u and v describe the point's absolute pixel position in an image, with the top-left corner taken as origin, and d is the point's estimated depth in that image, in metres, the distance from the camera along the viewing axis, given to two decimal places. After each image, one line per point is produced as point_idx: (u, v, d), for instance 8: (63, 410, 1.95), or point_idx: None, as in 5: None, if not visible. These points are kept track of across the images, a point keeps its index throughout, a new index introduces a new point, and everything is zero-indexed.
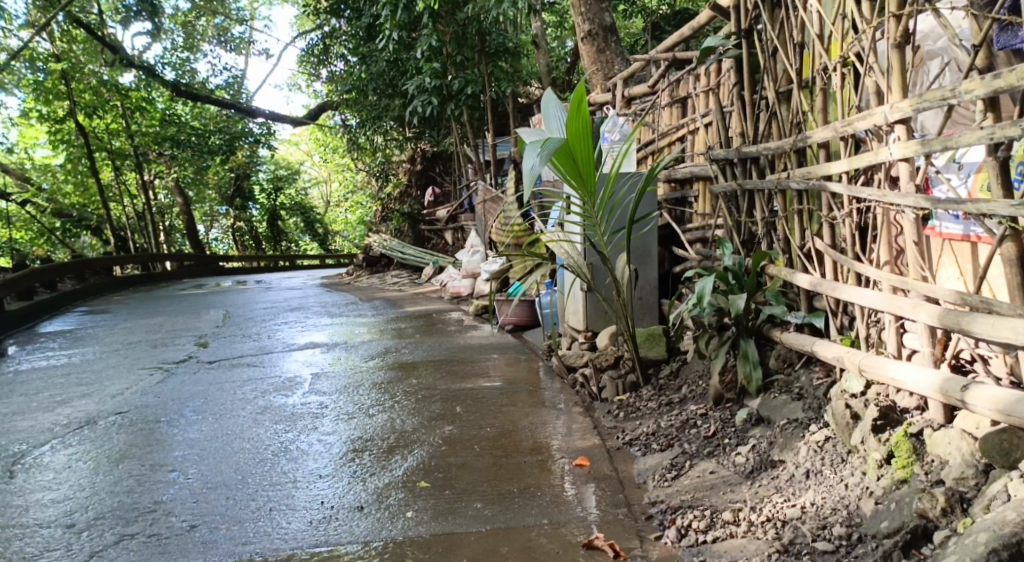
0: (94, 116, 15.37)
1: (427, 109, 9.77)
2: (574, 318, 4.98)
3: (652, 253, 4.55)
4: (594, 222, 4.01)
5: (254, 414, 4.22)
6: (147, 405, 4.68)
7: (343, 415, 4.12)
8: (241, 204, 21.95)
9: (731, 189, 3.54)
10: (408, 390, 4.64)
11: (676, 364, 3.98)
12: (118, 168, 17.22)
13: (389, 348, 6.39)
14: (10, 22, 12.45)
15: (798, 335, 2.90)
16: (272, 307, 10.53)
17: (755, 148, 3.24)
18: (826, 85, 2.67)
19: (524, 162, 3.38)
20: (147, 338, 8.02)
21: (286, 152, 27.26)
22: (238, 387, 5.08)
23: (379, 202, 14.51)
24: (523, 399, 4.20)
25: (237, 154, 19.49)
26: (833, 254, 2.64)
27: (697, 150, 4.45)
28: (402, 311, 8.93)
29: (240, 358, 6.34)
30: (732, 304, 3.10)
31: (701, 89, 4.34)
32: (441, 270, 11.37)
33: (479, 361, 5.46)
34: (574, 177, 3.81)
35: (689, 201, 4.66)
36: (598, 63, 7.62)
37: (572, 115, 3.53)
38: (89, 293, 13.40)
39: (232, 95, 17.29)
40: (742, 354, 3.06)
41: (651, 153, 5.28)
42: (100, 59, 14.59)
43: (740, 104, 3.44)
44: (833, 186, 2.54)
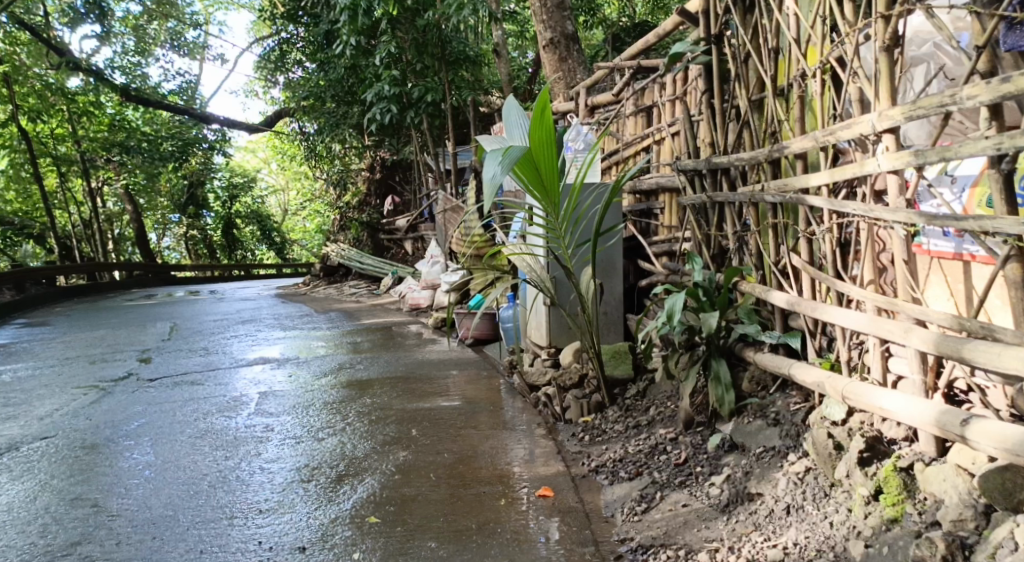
0: (39, 120, 14.81)
1: (386, 117, 9.52)
2: (536, 333, 4.79)
3: (617, 266, 4.39)
4: (558, 234, 3.83)
5: (194, 438, 3.95)
6: (79, 428, 4.37)
7: (290, 438, 3.86)
8: (195, 212, 21.39)
9: (700, 202, 3.39)
10: (362, 410, 4.39)
11: (643, 383, 3.81)
12: (65, 174, 16.65)
13: (343, 364, 6.14)
14: None
15: (772, 356, 2.75)
16: (223, 319, 10.16)
17: (727, 159, 3.09)
18: (803, 92, 2.54)
19: (485, 170, 3.18)
20: (87, 353, 7.64)
21: (242, 159, 26.66)
22: (179, 407, 4.78)
23: (338, 211, 14.20)
24: (483, 420, 3.99)
25: (191, 161, 18.97)
26: (811, 271, 2.49)
27: (663, 161, 4.30)
28: (359, 323, 8.65)
29: (185, 374, 6.02)
30: (703, 323, 2.93)
31: (668, 98, 4.19)
32: (400, 281, 11.10)
33: (437, 378, 5.23)
34: (538, 188, 3.63)
35: (655, 213, 4.52)
36: (560, 71, 7.47)
37: (536, 122, 3.34)
38: (31, 304, 12.86)
39: (186, 100, 16.82)
40: (713, 376, 2.89)
41: (615, 163, 5.12)
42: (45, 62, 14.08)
43: (710, 112, 3.30)
44: (813, 199, 2.39)
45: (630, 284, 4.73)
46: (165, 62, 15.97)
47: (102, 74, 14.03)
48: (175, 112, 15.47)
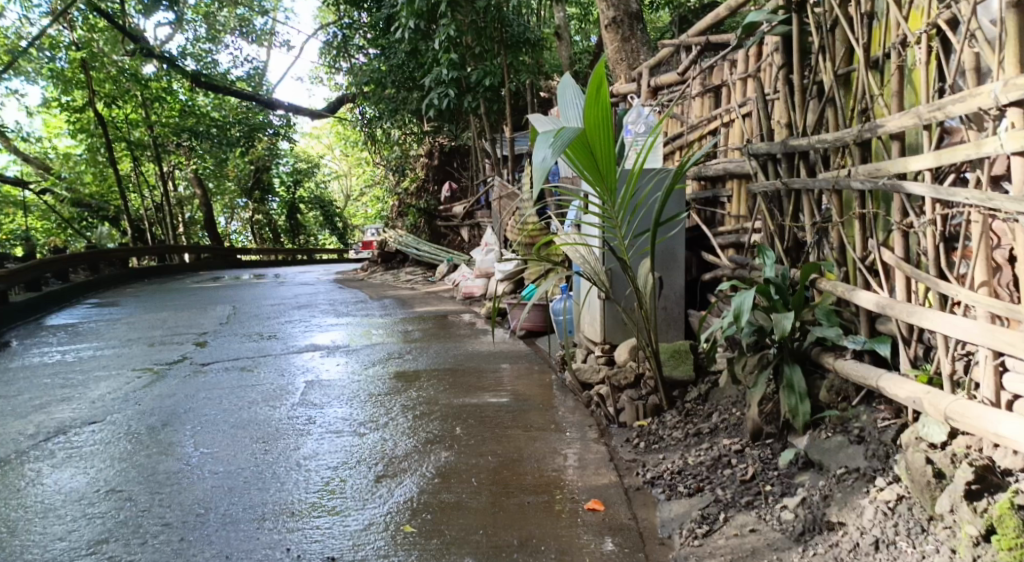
0: (114, 106, 15.16)
1: (444, 102, 9.36)
2: (590, 329, 4.54)
3: (678, 258, 4.10)
4: (614, 223, 3.56)
5: (236, 428, 3.83)
6: (127, 413, 4.31)
7: (332, 431, 3.71)
8: (260, 197, 21.74)
9: (774, 189, 3.07)
10: (408, 404, 4.21)
11: (705, 385, 3.52)
12: (138, 158, 17.11)
13: (393, 353, 5.99)
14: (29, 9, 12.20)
15: (855, 363, 2.44)
16: (281, 303, 10.18)
17: (806, 139, 2.77)
18: (903, 64, 2.23)
19: (534, 153, 2.93)
20: (147, 335, 7.69)
21: (306, 144, 26.95)
22: (226, 393, 4.69)
23: (397, 197, 14.12)
24: (531, 419, 3.76)
25: (257, 147, 19.21)
26: (907, 269, 2.18)
27: (732, 144, 3.98)
28: (412, 311, 8.51)
29: (237, 360, 5.95)
30: (776, 325, 2.62)
31: (739, 75, 3.87)
32: (456, 268, 10.95)
33: (488, 371, 5.02)
34: (592, 174, 3.36)
35: (721, 201, 4.20)
36: (623, 51, 7.14)
37: (591, 101, 3.07)
38: (102, 284, 13.17)
39: (254, 87, 16.98)
40: (785, 383, 2.61)
41: (678, 148, 4.81)
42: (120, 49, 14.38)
43: (787, 90, 2.98)
44: (913, 186, 2.09)
45: (692, 278, 4.42)
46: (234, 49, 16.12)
47: (173, 60, 14.27)
48: (242, 98, 15.61)
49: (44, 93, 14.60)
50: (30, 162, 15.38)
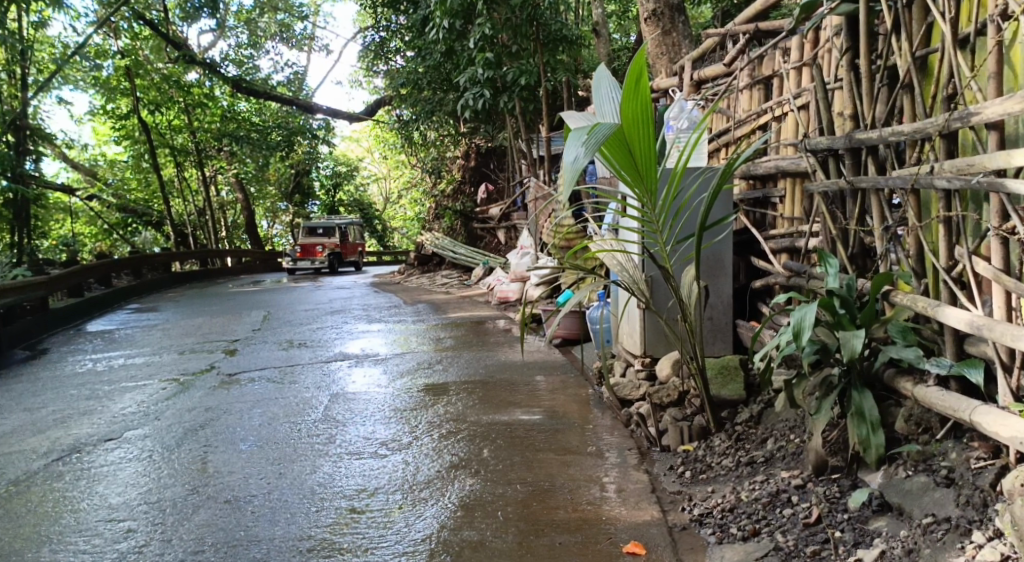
0: (158, 112, 15.46)
1: (478, 103, 9.10)
2: (629, 340, 4.22)
3: (725, 265, 3.78)
4: (654, 228, 3.25)
5: (255, 447, 3.61)
6: (146, 429, 4.12)
7: (352, 451, 3.47)
8: (300, 201, 21.80)
9: (836, 188, 2.76)
10: (436, 421, 3.95)
11: (757, 405, 3.20)
12: (180, 163, 17.28)
13: (425, 362, 5.75)
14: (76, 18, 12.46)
15: (940, 391, 2.12)
16: (315, 308, 10.02)
17: (876, 131, 2.43)
18: (1003, 42, 1.90)
19: (565, 152, 2.64)
20: (180, 342, 7.57)
21: (346, 148, 27.01)
22: (248, 406, 4.49)
23: (433, 199, 13.93)
24: (567, 440, 3.47)
25: (297, 152, 19.21)
26: (1008, 282, 1.86)
27: (785, 139, 3.65)
28: (446, 317, 8.26)
29: (265, 370, 5.76)
30: (845, 344, 2.28)
31: (795, 64, 3.55)
32: (491, 271, 10.67)
33: (521, 384, 4.73)
34: (630, 175, 3.06)
35: (772, 202, 3.86)
36: (664, 45, 6.80)
37: (629, 94, 2.77)
38: (145, 289, 13.22)
39: (294, 91, 16.91)
40: (855, 410, 2.29)
41: (724, 145, 4.46)
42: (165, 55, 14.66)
43: (851, 78, 2.67)
44: (1018, 185, 1.76)
45: (740, 285, 4.08)
46: (275, 55, 16.07)
47: (214, 65, 14.29)
48: (282, 103, 15.50)
49: (91, 101, 14.83)
50: (79, 168, 15.58)
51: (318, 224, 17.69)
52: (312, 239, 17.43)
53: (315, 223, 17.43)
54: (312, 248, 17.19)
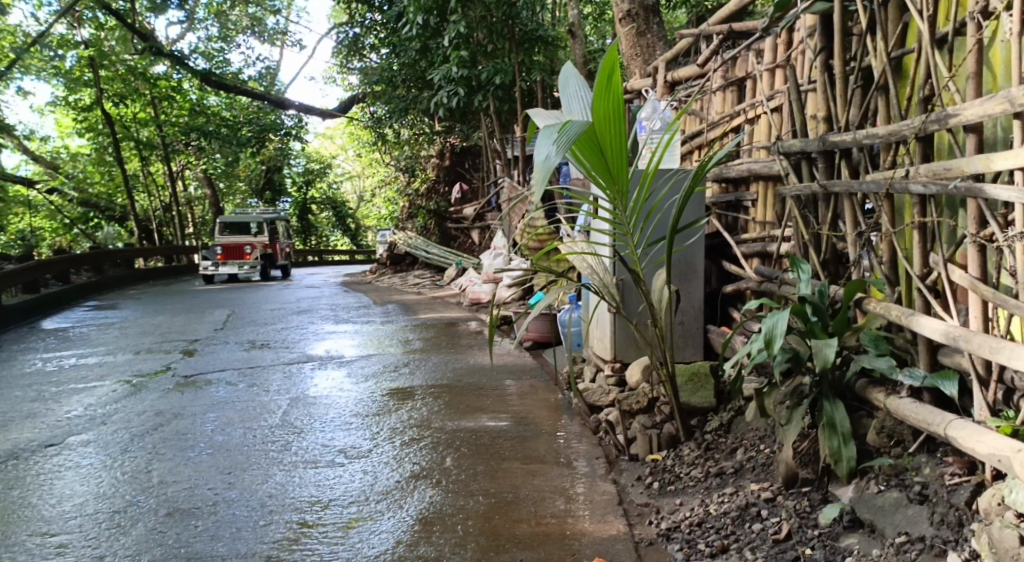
0: (122, 104, 15.48)
1: (452, 101, 8.94)
2: (599, 344, 4.12)
3: (697, 269, 3.71)
4: (626, 229, 3.16)
5: (209, 455, 3.47)
6: (94, 435, 3.95)
7: (309, 460, 3.34)
8: (271, 198, 21.50)
9: (809, 192, 2.69)
10: (400, 427, 3.83)
11: (727, 414, 3.13)
12: (145, 158, 16.95)
13: (391, 365, 5.61)
14: (38, 7, 12.54)
15: (913, 403, 2.05)
16: (282, 308, 9.81)
17: (851, 133, 2.35)
18: (984, 41, 1.83)
19: (536, 150, 2.53)
20: (140, 342, 7.34)
21: (320, 145, 26.68)
22: (205, 411, 4.33)
23: (406, 198, 13.74)
24: (533, 448, 3.38)
25: (269, 148, 18.91)
26: (985, 292, 1.79)
27: (758, 141, 3.59)
28: (416, 318, 8.11)
29: (225, 371, 5.59)
30: (818, 355, 2.19)
31: (768, 66, 3.49)
32: (463, 272, 10.53)
33: (488, 389, 4.62)
34: (602, 175, 2.96)
35: (744, 206, 3.80)
36: (639, 46, 6.75)
37: (601, 91, 2.67)
38: (106, 285, 12.89)
39: (266, 87, 16.63)
40: (827, 421, 2.22)
41: (697, 147, 4.39)
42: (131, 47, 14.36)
43: (825, 80, 2.60)
44: (998, 192, 1.68)
45: (712, 290, 4.00)
46: (247, 49, 15.81)
47: (182, 58, 14.00)
48: (253, 98, 15.25)
49: (54, 93, 14.49)
50: (40, 160, 15.18)
51: (238, 219, 15.01)
52: (233, 238, 14.90)
53: (238, 219, 14.99)
54: (237, 248, 14.71)
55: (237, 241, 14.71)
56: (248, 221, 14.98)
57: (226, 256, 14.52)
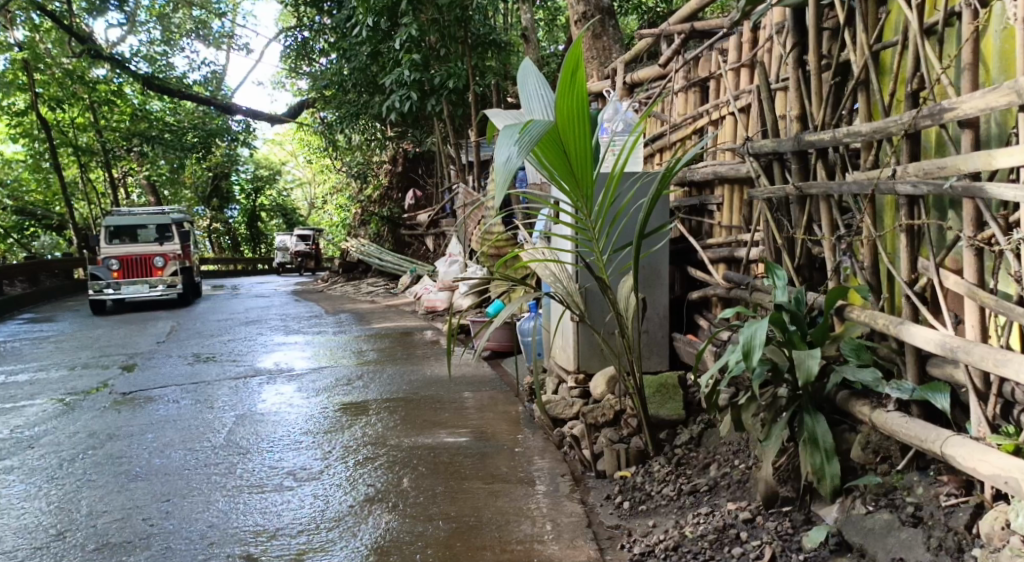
0: (60, 109, 14.71)
1: (405, 106, 8.71)
2: (561, 354, 3.97)
3: (661, 275, 3.60)
4: (590, 235, 3.00)
5: (143, 482, 3.21)
6: (16, 462, 3.64)
7: (254, 484, 3.10)
8: (219, 205, 20.88)
9: (782, 194, 2.57)
10: (353, 445, 3.61)
11: (698, 426, 3.00)
12: (85, 164, 16.33)
13: (345, 378, 5.36)
14: None
15: (902, 417, 1.93)
16: (229, 319, 9.43)
17: (828, 132, 2.24)
18: (979, 33, 1.76)
19: (497, 151, 2.36)
20: (74, 357, 6.94)
21: (269, 152, 26.07)
22: (141, 432, 4.04)
23: (358, 204, 13.44)
24: (495, 465, 3.20)
25: (216, 154, 18.38)
26: (985, 298, 1.68)
27: (724, 143, 3.49)
28: (370, 328, 7.86)
29: (167, 388, 5.28)
30: (800, 366, 2.06)
31: (733, 65, 3.40)
32: (418, 279, 10.31)
33: (447, 402, 4.42)
34: (566, 179, 2.80)
35: (709, 209, 3.70)
36: (594, 49, 6.67)
37: (564, 88, 2.51)
38: (42, 297, 12.31)
39: (212, 92, 16.13)
40: (809, 436, 2.09)
41: (659, 150, 4.27)
42: (70, 50, 13.83)
43: (798, 78, 2.49)
44: (1002, 190, 1.59)
45: (677, 296, 3.89)
46: (191, 53, 15.31)
47: (124, 62, 13.48)
48: (199, 102, 14.77)
49: None
50: None
51: (128, 221, 10.05)
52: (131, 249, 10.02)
53: (128, 221, 9.95)
54: (140, 263, 10.01)
55: (136, 252, 9.92)
56: (146, 222, 10.16)
57: (122, 274, 9.87)
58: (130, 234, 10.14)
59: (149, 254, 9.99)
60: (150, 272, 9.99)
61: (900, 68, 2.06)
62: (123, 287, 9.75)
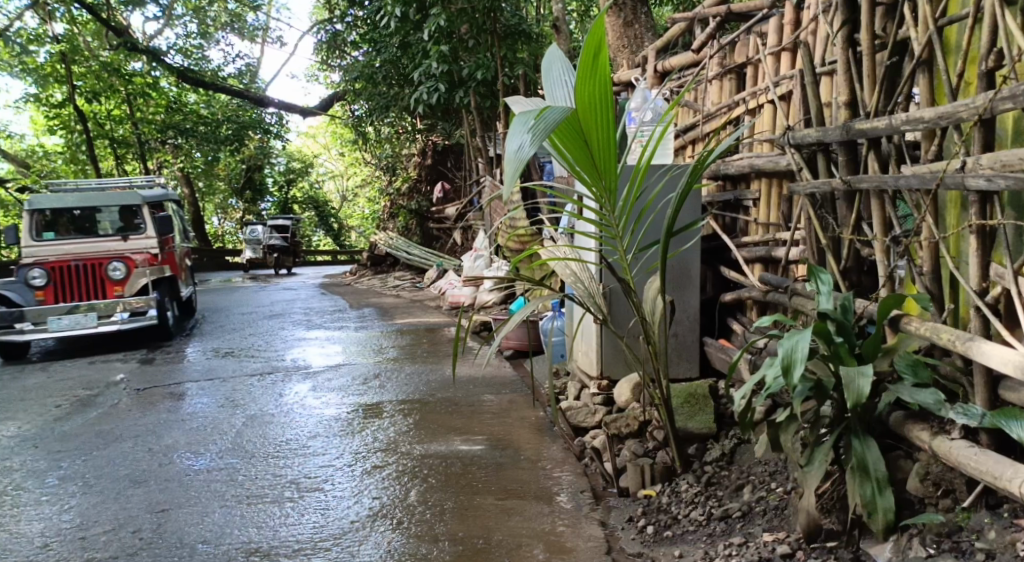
0: (96, 101, 14.76)
1: (433, 98, 8.50)
2: (584, 358, 3.75)
3: (690, 275, 3.36)
4: (613, 232, 2.76)
5: (140, 488, 3.06)
6: (14, 464, 3.50)
7: (254, 495, 2.93)
8: (251, 197, 20.92)
9: (828, 190, 2.32)
10: (363, 452, 3.43)
11: (731, 442, 2.78)
12: (120, 156, 16.40)
13: (364, 377, 5.19)
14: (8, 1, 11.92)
15: (968, 448, 1.70)
16: (254, 312, 9.32)
17: (883, 119, 1.99)
18: None
19: (508, 139, 2.14)
20: (96, 350, 6.86)
21: (302, 144, 25.97)
22: (147, 433, 3.89)
23: (387, 197, 13.26)
24: (510, 477, 2.99)
25: (249, 147, 18.35)
26: None
27: (761, 133, 3.23)
28: (393, 323, 7.69)
29: (182, 385, 5.15)
30: (848, 386, 1.80)
31: (773, 49, 3.14)
32: (444, 274, 10.13)
33: (464, 405, 4.21)
34: (587, 170, 2.56)
35: (743, 206, 3.44)
36: (625, 37, 6.40)
37: (584, 70, 2.28)
38: None
39: (246, 84, 16.08)
40: (858, 464, 1.86)
41: (691, 142, 4.01)
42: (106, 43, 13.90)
43: (847, 59, 2.23)
44: None
45: (709, 298, 3.63)
46: (226, 46, 15.28)
47: (159, 54, 13.44)
48: (232, 94, 14.68)
49: (27, 90, 13.93)
50: (11, 158, 14.62)
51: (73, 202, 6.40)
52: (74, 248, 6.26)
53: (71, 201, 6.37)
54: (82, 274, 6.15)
55: (75, 256, 6.13)
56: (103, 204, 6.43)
57: (53, 294, 6.07)
58: (85, 226, 6.47)
59: (98, 257, 6.16)
60: (99, 287, 6.14)
61: (972, 43, 1.79)
62: (48, 320, 5.85)
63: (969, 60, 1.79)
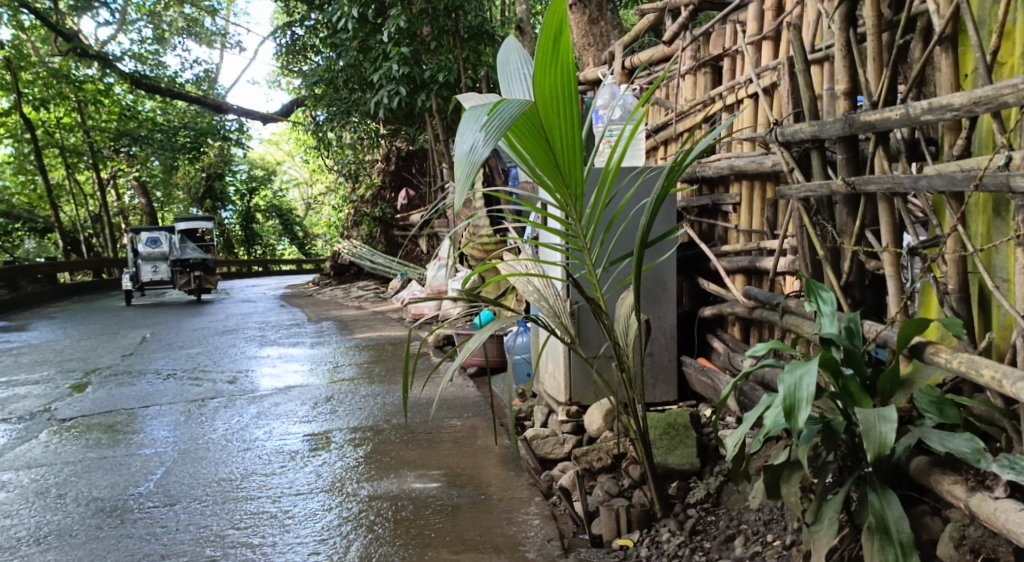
0: (44, 109, 14.15)
1: (393, 102, 8.10)
2: (553, 380, 3.41)
3: (668, 289, 3.05)
4: (580, 245, 2.41)
5: (37, 549, 2.65)
6: None
7: (169, 555, 2.53)
8: (212, 206, 20.22)
9: (826, 194, 2.01)
10: (305, 493, 3.05)
11: (718, 479, 2.46)
12: (72, 165, 15.75)
13: (315, 400, 4.79)
14: None
15: (1016, 507, 1.39)
16: (209, 327, 8.86)
17: (891, 111, 1.69)
18: None
19: (457, 137, 1.77)
20: (30, 373, 6.38)
21: (265, 151, 25.35)
22: (59, 475, 3.45)
23: (350, 205, 12.83)
24: (468, 522, 2.63)
25: (208, 154, 17.77)
26: None
27: (742, 131, 2.93)
28: (352, 337, 7.31)
29: (115, 413, 4.71)
30: (867, 434, 1.48)
31: (752, 38, 2.85)
32: (408, 283, 9.75)
33: (421, 433, 3.82)
34: (549, 175, 2.21)
35: (721, 211, 3.14)
36: (591, 35, 6.09)
37: (543, 57, 1.93)
38: (22, 303, 11.79)
39: (205, 91, 15.52)
40: (877, 525, 1.54)
41: (663, 142, 3.70)
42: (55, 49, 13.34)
43: (846, 42, 1.92)
44: None
45: (686, 312, 3.34)
46: (182, 52, 14.71)
47: (111, 60, 12.87)
48: (189, 101, 14.13)
49: None
50: None
51: None
52: None
53: None
54: None
55: None
56: None
57: None
58: None
59: None
60: None
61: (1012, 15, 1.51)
62: None
63: (1012, 35, 1.52)
